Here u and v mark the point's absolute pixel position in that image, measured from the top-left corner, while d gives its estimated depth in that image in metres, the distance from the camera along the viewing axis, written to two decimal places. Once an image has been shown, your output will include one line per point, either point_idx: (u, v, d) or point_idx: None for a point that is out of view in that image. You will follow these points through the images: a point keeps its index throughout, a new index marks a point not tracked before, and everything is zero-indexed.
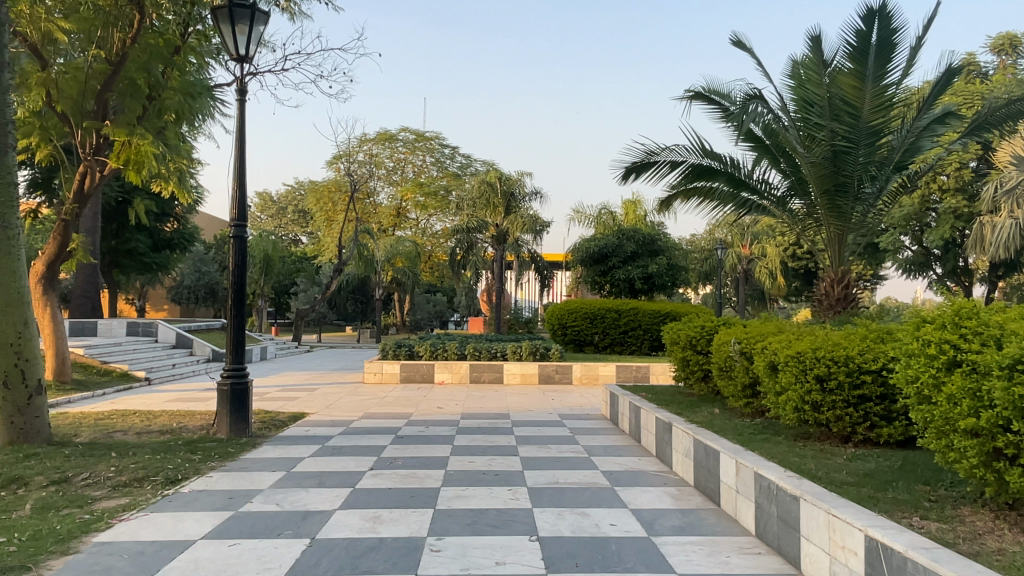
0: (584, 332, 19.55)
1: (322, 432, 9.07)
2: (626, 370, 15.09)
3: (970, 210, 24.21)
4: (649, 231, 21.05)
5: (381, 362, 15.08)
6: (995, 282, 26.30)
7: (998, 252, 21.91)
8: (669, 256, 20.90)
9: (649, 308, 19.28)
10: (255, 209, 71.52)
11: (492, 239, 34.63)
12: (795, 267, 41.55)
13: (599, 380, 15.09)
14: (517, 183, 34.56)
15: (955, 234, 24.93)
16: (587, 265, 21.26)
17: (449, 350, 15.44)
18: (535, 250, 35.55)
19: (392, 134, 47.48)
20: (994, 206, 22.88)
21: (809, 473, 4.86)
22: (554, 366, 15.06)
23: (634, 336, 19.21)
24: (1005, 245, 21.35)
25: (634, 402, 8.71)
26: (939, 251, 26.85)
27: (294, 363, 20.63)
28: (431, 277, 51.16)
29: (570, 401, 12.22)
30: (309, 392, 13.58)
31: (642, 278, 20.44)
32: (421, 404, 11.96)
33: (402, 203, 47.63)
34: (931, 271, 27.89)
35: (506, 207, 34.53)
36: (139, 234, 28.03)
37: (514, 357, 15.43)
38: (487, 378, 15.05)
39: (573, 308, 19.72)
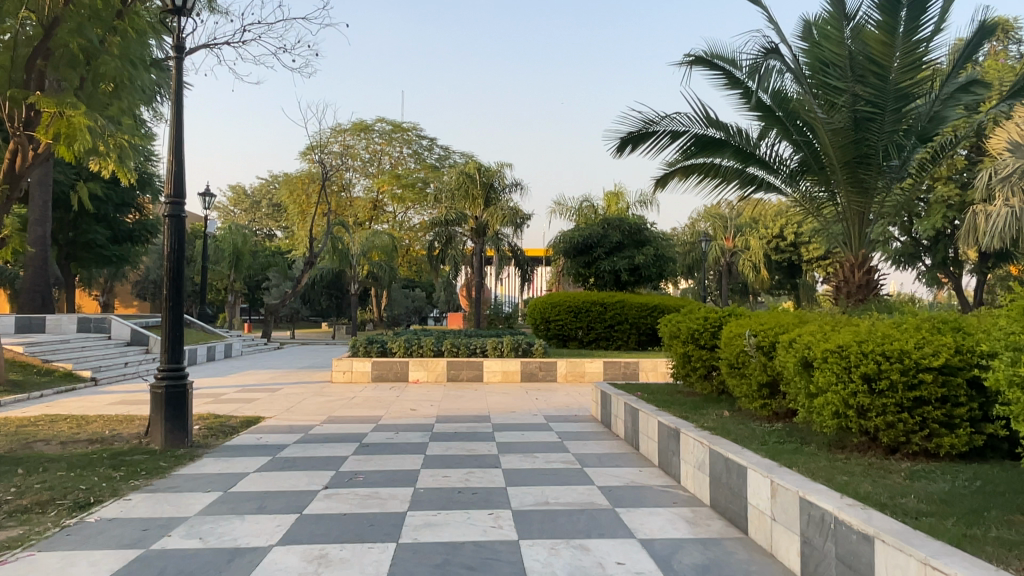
0: (568, 326, 18.54)
1: (276, 441, 7.95)
2: (614, 367, 14.12)
3: (962, 199, 23.58)
4: (635, 221, 20.08)
5: (351, 360, 13.95)
6: (984, 273, 25.78)
7: (992, 241, 21.26)
8: (656, 246, 19.95)
9: (636, 301, 18.34)
10: (227, 203, 69.67)
11: (471, 232, 33.54)
12: (779, 260, 40.93)
13: (585, 377, 14.11)
14: (496, 174, 33.48)
15: (946, 224, 24.33)
16: (570, 257, 20.23)
17: (424, 347, 14.36)
18: (515, 243, 34.50)
19: (368, 125, 46.08)
20: (987, 194, 22.23)
21: (866, 497, 3.87)
22: (537, 362, 14.06)
23: (620, 330, 18.29)
24: (1000, 235, 20.71)
25: (631, 405, 7.67)
26: (929, 242, 26.25)
27: (260, 360, 19.41)
28: (409, 272, 49.94)
29: (557, 401, 11.22)
30: (271, 392, 12.43)
31: (628, 270, 19.46)
32: (392, 406, 10.87)
33: (378, 196, 46.32)
34: (920, 262, 27.32)
35: (485, 199, 33.41)
36: (97, 226, 26.49)
37: (494, 354, 14.39)
38: (465, 376, 14.00)
39: (556, 301, 18.70)
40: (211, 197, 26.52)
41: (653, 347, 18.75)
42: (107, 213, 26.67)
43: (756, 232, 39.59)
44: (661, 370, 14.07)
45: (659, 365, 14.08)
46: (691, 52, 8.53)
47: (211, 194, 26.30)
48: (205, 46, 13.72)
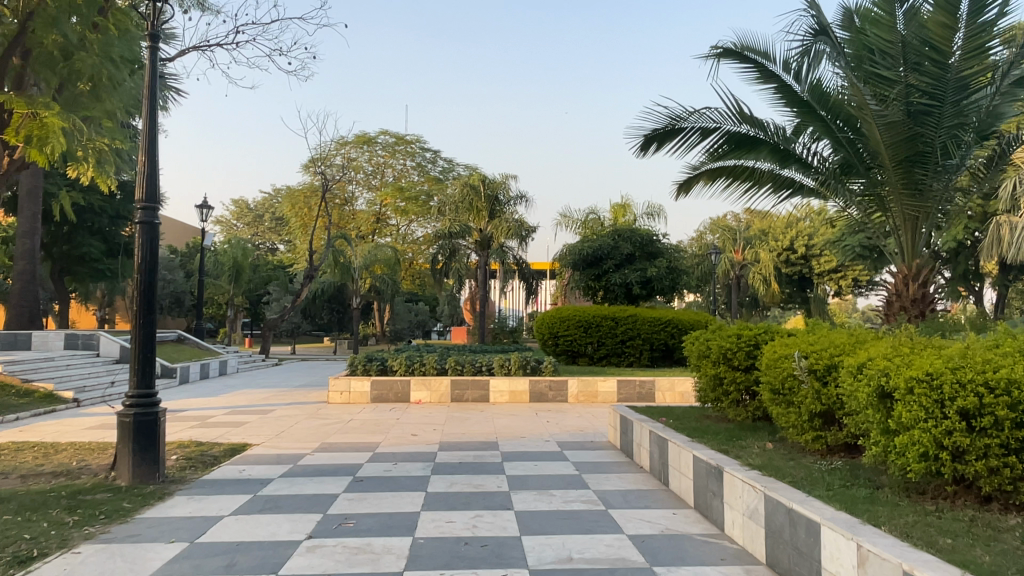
0: (577, 342, 17.70)
1: (260, 474, 7.08)
2: (629, 387, 13.26)
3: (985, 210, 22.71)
4: (647, 232, 19.29)
5: (349, 379, 13.09)
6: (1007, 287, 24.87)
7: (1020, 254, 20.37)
8: (668, 259, 19.12)
9: (649, 315, 17.53)
10: (230, 217, 69.16)
11: (475, 245, 32.85)
12: (789, 273, 40.08)
13: (598, 397, 13.25)
14: (501, 186, 32.77)
15: (968, 236, 23.47)
16: (579, 269, 19.42)
17: (427, 365, 13.51)
18: (520, 257, 33.74)
19: (371, 137, 45.49)
20: (1012, 205, 21.35)
21: (987, 568, 3.02)
22: (546, 382, 13.21)
23: (633, 346, 17.46)
24: None
25: (659, 434, 6.79)
26: (949, 255, 25.35)
27: (257, 378, 18.59)
28: (412, 285, 49.16)
29: (570, 425, 10.35)
30: (263, 415, 11.59)
31: (641, 283, 18.63)
32: (393, 430, 10.02)
33: (381, 208, 45.66)
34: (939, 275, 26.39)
35: (490, 211, 32.71)
36: (92, 239, 25.80)
37: (501, 372, 13.53)
38: (471, 396, 13.17)
39: (565, 315, 17.86)
40: (208, 209, 25.84)
41: (666, 363, 17.92)
42: (102, 226, 25.98)
43: (765, 244, 38.77)
44: (678, 390, 13.20)
45: (676, 385, 13.21)
46: (719, 43, 7.74)
47: (208, 206, 25.62)
48: (196, 49, 13.06)
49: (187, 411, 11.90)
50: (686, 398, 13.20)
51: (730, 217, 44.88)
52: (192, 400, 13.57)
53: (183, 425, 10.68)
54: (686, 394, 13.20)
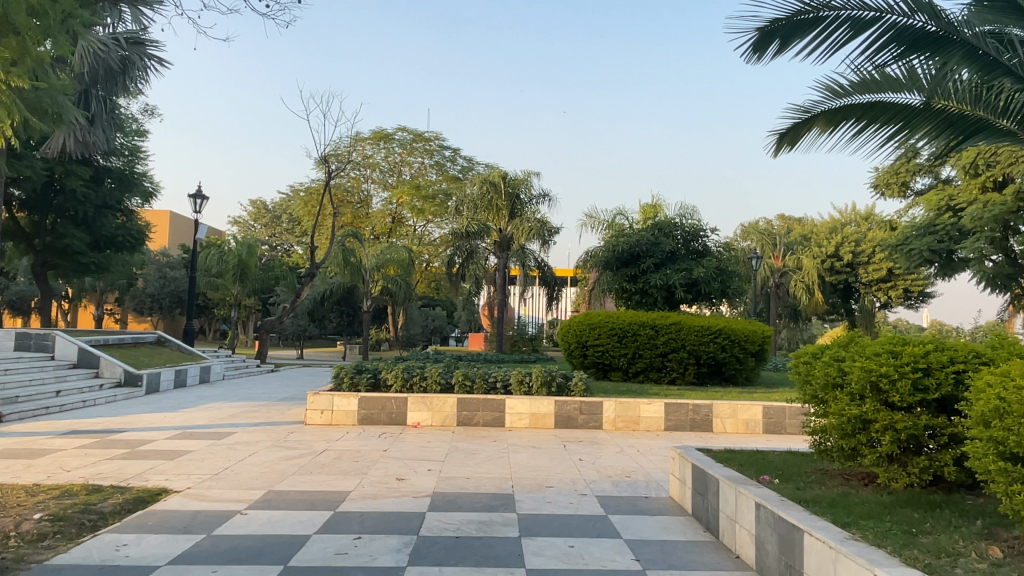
0: (610, 353, 15.07)
1: (140, 558, 4.51)
2: (678, 411, 10.60)
3: None
4: (692, 227, 16.61)
5: (330, 396, 10.57)
6: None
7: None
8: (717, 259, 16.38)
9: (696, 323, 14.82)
10: (247, 218, 67.54)
11: (494, 246, 30.59)
12: (833, 282, 37.26)
13: (640, 425, 10.57)
14: (523, 183, 30.35)
15: None
16: (612, 269, 16.74)
17: (428, 379, 10.95)
18: (543, 261, 31.18)
19: (388, 133, 43.30)
20: None
21: None
22: (576, 403, 10.60)
23: (675, 361, 14.84)
24: None
25: (778, 514, 4.18)
26: None
27: (239, 388, 16.17)
28: (427, 289, 46.78)
29: (613, 468, 7.71)
30: (215, 440, 9.11)
31: (685, 284, 15.91)
32: (374, 469, 7.44)
33: (397, 208, 43.35)
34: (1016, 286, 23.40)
35: (510, 211, 30.32)
36: (76, 230, 23.65)
37: (520, 390, 10.90)
38: (482, 420, 10.59)
39: (596, 321, 15.22)
40: (202, 198, 23.61)
41: (714, 380, 15.29)
42: (86, 215, 23.72)
43: (809, 251, 35.93)
44: (741, 418, 10.56)
45: (738, 411, 10.57)
46: None
47: (202, 195, 23.43)
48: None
49: (124, 433, 9.46)
50: (752, 428, 10.56)
51: (769, 223, 42.05)
52: (143, 417, 11.15)
53: (106, 452, 8.24)
54: (751, 423, 10.57)
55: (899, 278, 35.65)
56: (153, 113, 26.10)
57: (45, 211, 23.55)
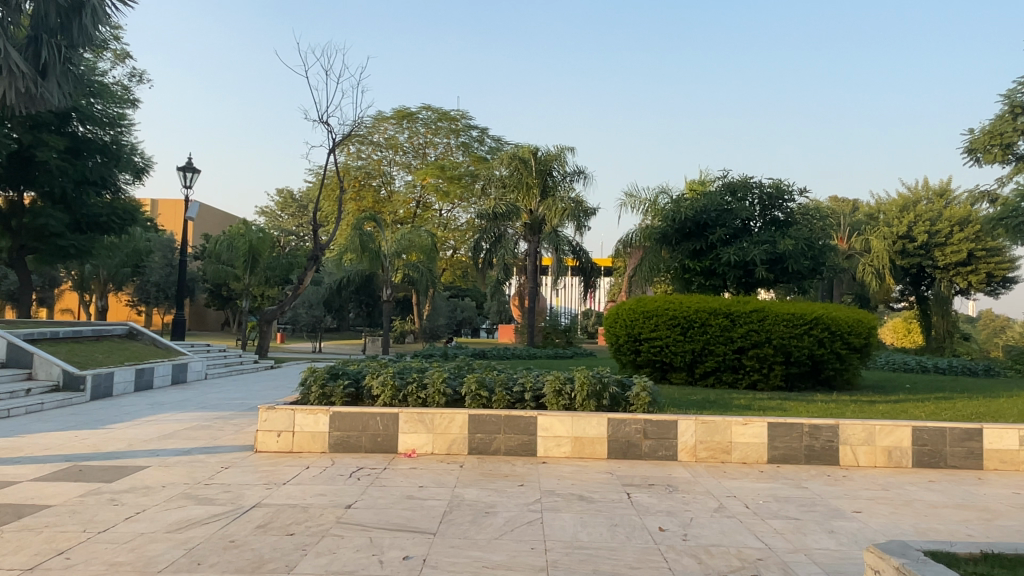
0: (670, 350, 11.82)
1: None
2: (789, 435, 7.32)
3: None
4: (772, 188, 13.21)
5: (289, 412, 7.49)
6: None
7: None
8: (805, 228, 13.00)
9: (784, 310, 11.49)
10: (274, 207, 65.13)
11: (524, 230, 27.52)
12: (904, 266, 33.39)
13: (732, 455, 7.34)
14: (557, 158, 27.06)
15: None
16: (671, 244, 13.44)
17: (429, 388, 7.82)
18: (579, 245, 27.86)
19: (412, 112, 40.04)
20: None
21: None
22: (639, 423, 7.38)
23: (755, 359, 11.55)
24: None
25: None
26: None
27: (212, 392, 13.26)
28: (454, 277, 43.89)
29: (725, 554, 4.45)
30: (101, 484, 6.06)
31: (767, 260, 12.54)
32: (308, 558, 4.28)
33: (421, 191, 40.25)
34: None
35: (542, 189, 27.14)
36: (54, 209, 21.20)
37: (557, 404, 7.72)
38: (503, 446, 7.44)
39: (651, 307, 11.98)
40: (193, 172, 20.99)
41: (805, 384, 12.04)
42: (64, 192, 21.24)
43: (879, 231, 32.07)
44: (881, 445, 7.26)
45: (876, 436, 7.27)
46: None
47: (193, 168, 20.75)
48: None
49: None
50: (897, 460, 7.25)
51: (828, 203, 38.09)
52: (43, 438, 8.20)
53: None
54: (896, 452, 7.26)
55: (980, 261, 31.76)
56: (142, 80, 23.66)
57: (21, 186, 21.25)
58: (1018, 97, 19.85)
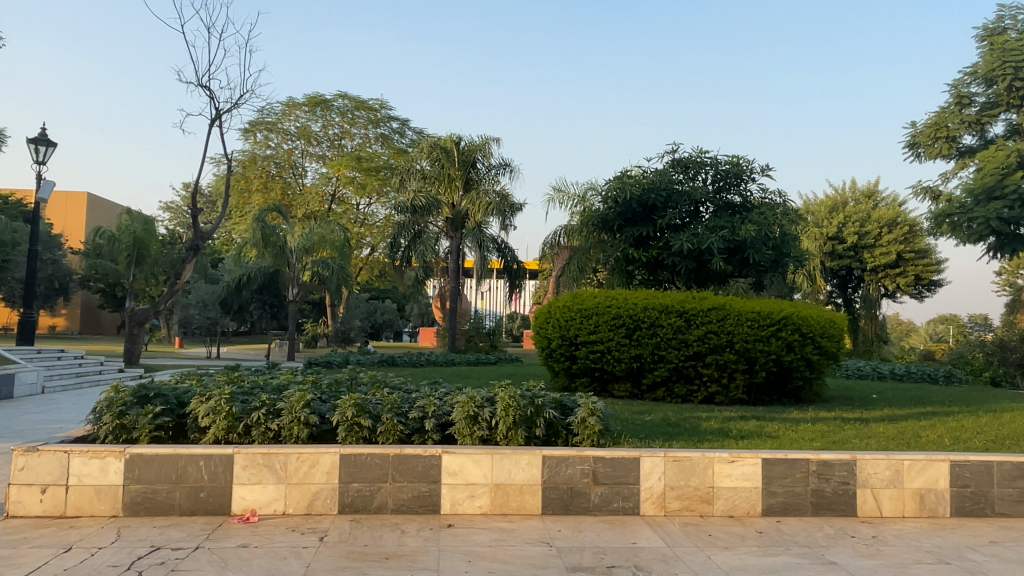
0: (612, 357, 9.75)
1: None
2: (791, 477, 5.25)
3: None
4: (727, 164, 11.37)
5: (61, 455, 4.94)
6: None
7: None
8: (765, 214, 11.20)
9: (749, 308, 9.58)
10: (180, 202, 60.29)
11: (446, 225, 25.14)
12: (834, 268, 32.81)
13: (715, 506, 5.23)
14: (481, 149, 24.83)
15: None
16: (612, 230, 11.43)
17: (285, 417, 5.38)
18: (505, 243, 25.66)
19: (326, 99, 36.95)
20: None
21: None
22: (586, 463, 5.18)
23: (713, 367, 9.59)
24: None
25: None
26: None
27: (35, 412, 10.32)
28: (371, 277, 41.49)
29: None
30: None
31: (724, 249, 10.69)
32: None
33: (336, 183, 37.15)
34: None
35: (465, 182, 24.82)
36: None
37: (469, 437, 5.42)
38: (389, 500, 5.09)
39: (590, 304, 9.90)
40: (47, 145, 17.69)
41: (768, 396, 10.19)
42: None
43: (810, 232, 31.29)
44: (910, 488, 5.25)
45: (904, 475, 5.26)
46: None
47: (47, 140, 17.50)
48: None
49: None
50: (931, 509, 5.24)
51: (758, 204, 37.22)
52: None
53: None
54: (930, 498, 5.25)
55: (908, 263, 31.53)
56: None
57: None
58: (963, 89, 18.87)
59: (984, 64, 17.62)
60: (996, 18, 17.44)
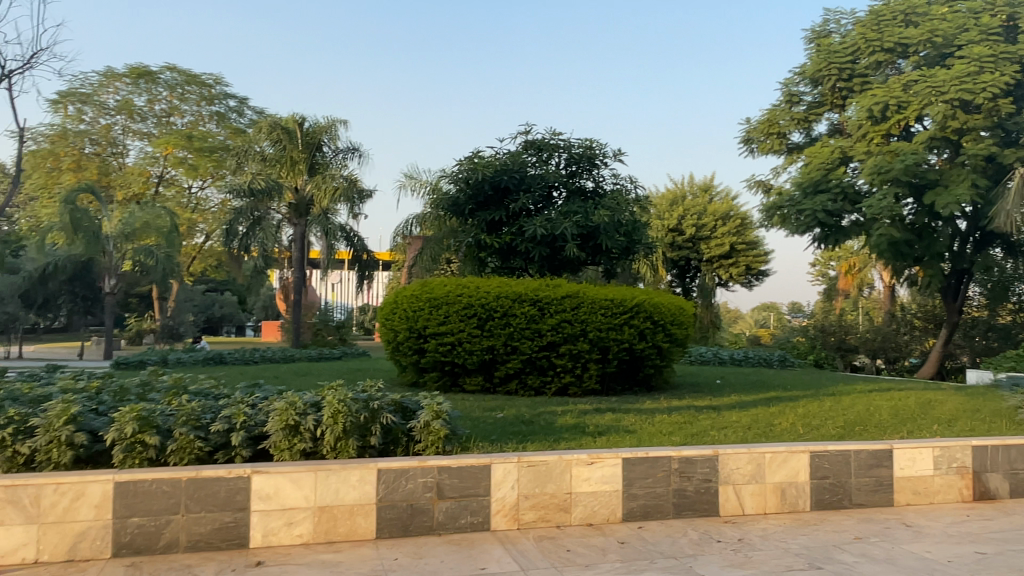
0: (463, 349, 9.08)
1: None
2: (653, 477, 4.82)
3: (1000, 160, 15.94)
4: (580, 148, 11.01)
5: None
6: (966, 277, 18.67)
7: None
8: (617, 199, 10.98)
9: (602, 295, 9.27)
10: None
11: (288, 210, 23.36)
12: (674, 258, 34.34)
13: (572, 515, 4.69)
14: (327, 130, 23.23)
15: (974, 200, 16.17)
16: (463, 214, 10.76)
17: (40, 437, 4.19)
18: (353, 230, 24.29)
19: (151, 70, 33.33)
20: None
21: None
22: (428, 476, 4.44)
23: (568, 357, 9.19)
24: None
25: None
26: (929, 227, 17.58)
27: None
28: (205, 266, 38.30)
29: None
30: None
31: (578, 235, 10.35)
32: None
33: (163, 164, 33.72)
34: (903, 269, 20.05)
35: (310, 165, 23.13)
36: None
37: (288, 452, 4.50)
38: (182, 534, 4.07)
39: (439, 293, 9.18)
40: None
41: (620, 385, 9.98)
42: None
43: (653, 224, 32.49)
44: (771, 482, 5.00)
45: (765, 469, 5.00)
46: None
47: None
48: None
49: None
50: (791, 503, 5.02)
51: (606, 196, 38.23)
52: None
53: None
54: (790, 491, 5.02)
55: (739, 254, 33.73)
56: None
57: None
58: (792, 88, 20.01)
59: (811, 65, 18.71)
60: (821, 23, 18.58)
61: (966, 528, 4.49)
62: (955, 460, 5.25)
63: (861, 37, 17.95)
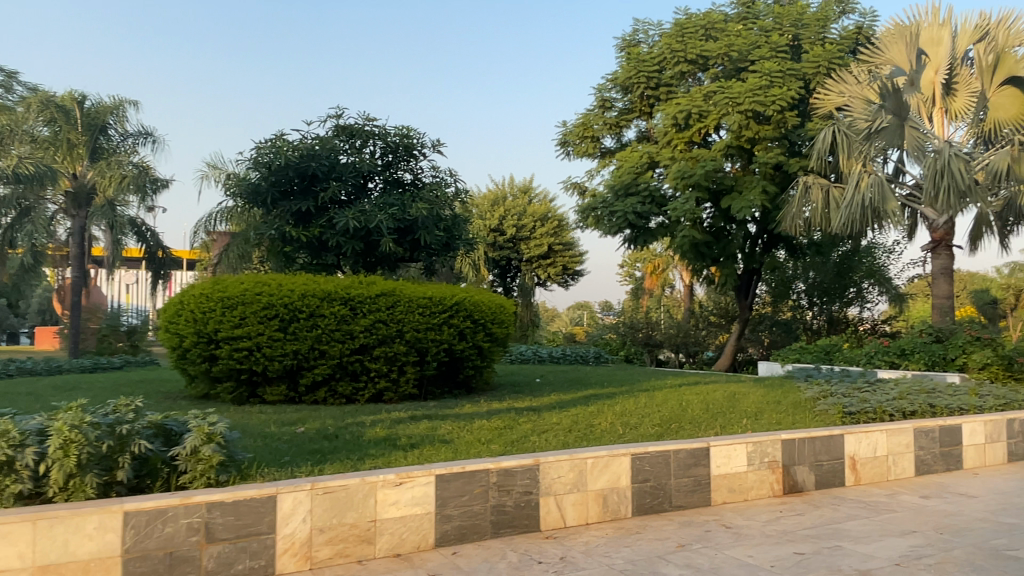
0: (263, 354, 8.04)
1: None
2: (469, 495, 4.30)
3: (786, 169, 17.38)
4: (397, 136, 10.30)
5: None
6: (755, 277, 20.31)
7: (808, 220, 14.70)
8: (436, 192, 10.41)
9: (420, 293, 8.67)
10: None
11: (64, 200, 20.05)
12: (496, 259, 34.56)
13: (377, 545, 4.03)
14: (115, 110, 20.11)
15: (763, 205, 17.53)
16: (265, 203, 9.65)
17: None
18: (146, 224, 21.55)
19: None
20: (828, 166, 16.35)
21: None
22: (194, 516, 3.57)
23: (382, 360, 8.48)
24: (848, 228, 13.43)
25: None
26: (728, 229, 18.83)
27: None
28: None
29: None
30: None
31: (394, 229, 9.68)
32: None
33: None
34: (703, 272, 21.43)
35: (92, 149, 19.87)
36: None
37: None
38: None
39: (234, 292, 8.06)
40: None
41: (439, 388, 9.43)
42: None
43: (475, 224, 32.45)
44: (593, 490, 4.68)
45: (587, 476, 4.67)
46: None
47: None
48: None
49: None
50: (614, 510, 4.73)
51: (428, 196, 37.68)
52: None
53: None
54: (613, 498, 4.73)
55: (557, 255, 34.76)
56: None
57: None
58: (605, 94, 20.68)
59: (623, 72, 19.42)
60: (632, 32, 19.34)
61: (781, 526, 4.45)
62: (766, 455, 5.28)
63: (668, 48, 18.85)
